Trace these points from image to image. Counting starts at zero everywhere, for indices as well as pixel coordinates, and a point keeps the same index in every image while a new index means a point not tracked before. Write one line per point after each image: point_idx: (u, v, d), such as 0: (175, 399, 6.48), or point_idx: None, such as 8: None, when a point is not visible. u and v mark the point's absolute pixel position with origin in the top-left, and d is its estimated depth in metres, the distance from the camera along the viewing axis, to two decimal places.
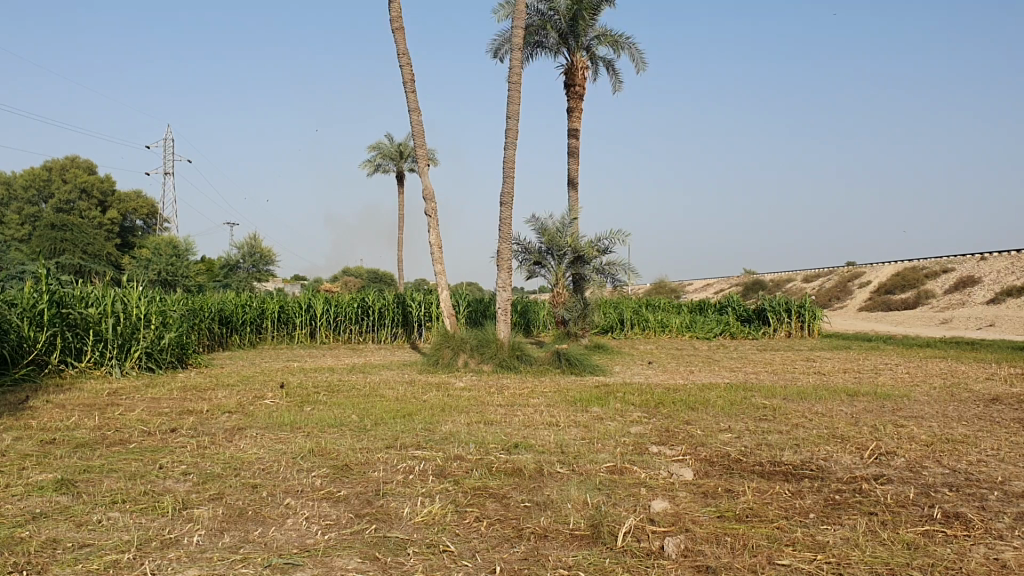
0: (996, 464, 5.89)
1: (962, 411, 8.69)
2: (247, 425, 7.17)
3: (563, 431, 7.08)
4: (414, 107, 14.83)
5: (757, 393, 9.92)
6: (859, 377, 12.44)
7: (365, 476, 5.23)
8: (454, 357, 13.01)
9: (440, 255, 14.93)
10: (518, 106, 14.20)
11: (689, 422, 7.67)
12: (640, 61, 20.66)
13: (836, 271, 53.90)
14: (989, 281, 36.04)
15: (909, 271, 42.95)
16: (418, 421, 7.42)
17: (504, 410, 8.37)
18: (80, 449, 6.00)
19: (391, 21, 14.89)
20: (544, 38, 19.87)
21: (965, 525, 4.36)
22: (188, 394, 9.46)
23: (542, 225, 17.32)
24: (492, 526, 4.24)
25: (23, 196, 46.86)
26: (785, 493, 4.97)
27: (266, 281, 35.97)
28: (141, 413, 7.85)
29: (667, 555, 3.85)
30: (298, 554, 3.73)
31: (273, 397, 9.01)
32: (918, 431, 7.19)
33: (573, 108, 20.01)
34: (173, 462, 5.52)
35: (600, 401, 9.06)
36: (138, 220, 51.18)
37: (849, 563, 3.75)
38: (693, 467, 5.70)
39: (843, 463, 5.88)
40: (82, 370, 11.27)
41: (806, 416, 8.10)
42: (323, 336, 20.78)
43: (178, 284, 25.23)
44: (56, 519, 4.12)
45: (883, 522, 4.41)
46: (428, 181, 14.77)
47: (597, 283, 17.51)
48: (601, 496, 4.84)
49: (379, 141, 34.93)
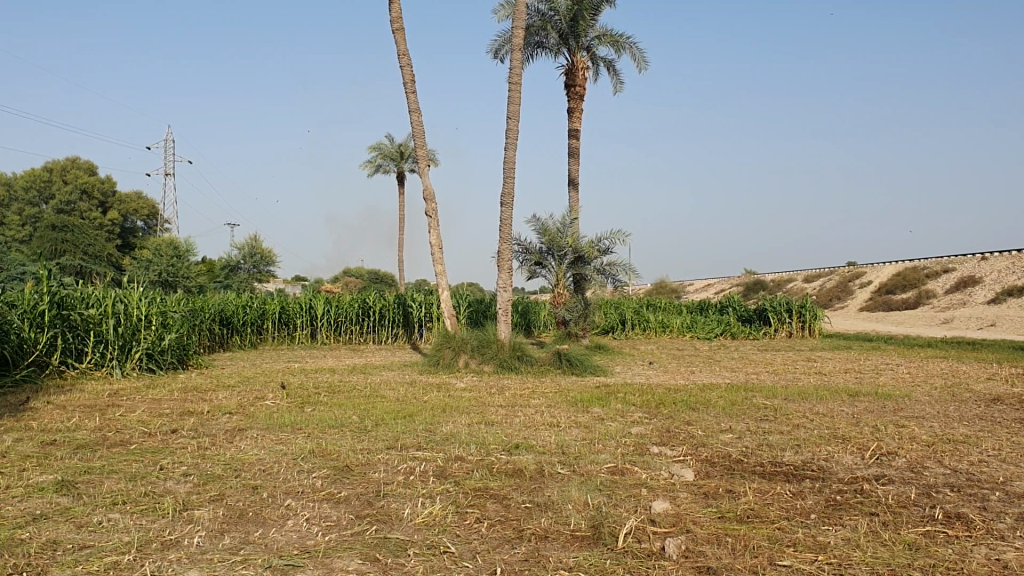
0: (997, 465, 5.89)
1: (963, 411, 8.68)
2: (248, 426, 7.18)
3: (564, 431, 7.09)
4: (415, 108, 14.83)
5: (757, 394, 9.92)
6: (860, 377, 12.44)
7: (366, 477, 5.24)
8: (454, 357, 13.01)
9: (440, 255, 14.92)
10: (518, 106, 14.20)
11: (689, 423, 7.68)
12: (641, 60, 20.67)
13: (836, 270, 53.88)
14: (990, 281, 36.01)
15: (909, 271, 42.93)
16: (419, 422, 7.44)
17: (505, 410, 8.39)
18: (80, 449, 6.00)
19: (392, 21, 14.90)
20: (544, 38, 19.90)
21: (967, 526, 4.35)
22: (189, 395, 9.47)
23: (543, 225, 17.31)
24: (493, 527, 4.24)
25: (24, 197, 46.85)
26: (786, 494, 4.96)
27: (267, 281, 36.03)
28: (141, 413, 7.86)
29: (667, 556, 3.84)
30: (299, 555, 3.73)
31: (274, 398, 9.03)
32: (919, 432, 7.19)
33: (574, 108, 20.01)
34: (174, 463, 5.54)
35: (601, 401, 9.07)
36: (139, 220, 51.25)
37: (850, 563, 3.75)
38: (694, 467, 5.70)
39: (844, 463, 5.88)
40: (82, 371, 11.28)
41: (807, 416, 8.11)
42: (323, 337, 20.79)
43: (179, 284, 25.28)
44: (57, 520, 4.13)
45: (885, 523, 4.40)
46: (429, 182, 14.77)
47: (597, 283, 17.53)
48: (601, 497, 4.84)
49: (379, 142, 34.98)
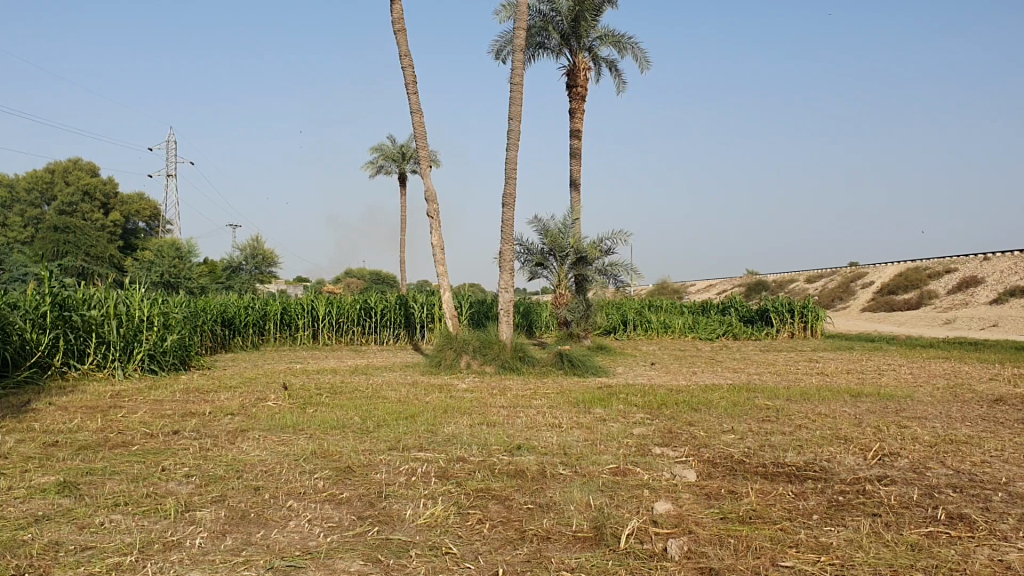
0: (1000, 465, 5.87)
1: (965, 412, 8.66)
2: (250, 428, 7.16)
3: (566, 432, 7.09)
4: (417, 109, 14.83)
5: (759, 395, 9.88)
6: (863, 377, 12.42)
7: (368, 478, 5.23)
8: (456, 358, 13.01)
9: (442, 256, 14.91)
10: (519, 106, 14.19)
11: (692, 423, 7.67)
12: (642, 60, 20.67)
13: (839, 271, 53.78)
14: (992, 281, 35.96)
15: (911, 271, 42.89)
16: (421, 423, 7.45)
17: (507, 411, 8.39)
18: (82, 451, 6.00)
19: (392, 22, 14.90)
20: (545, 39, 19.90)
21: (970, 527, 4.34)
22: (191, 396, 9.46)
23: (544, 226, 17.29)
24: (494, 528, 4.23)
25: (27, 198, 46.70)
26: (788, 495, 4.95)
27: (270, 282, 36.03)
28: (142, 415, 7.84)
29: (670, 557, 3.83)
30: (301, 556, 3.73)
31: (276, 399, 9.03)
32: (922, 432, 7.18)
33: (576, 109, 20.00)
34: (176, 464, 5.54)
35: (602, 402, 9.04)
36: (140, 221, 51.25)
37: (853, 564, 3.74)
38: (696, 468, 5.69)
39: (847, 463, 5.87)
40: (84, 372, 11.26)
41: (809, 417, 8.10)
42: (325, 337, 20.80)
43: (181, 286, 25.30)
44: (59, 522, 4.12)
45: (887, 524, 4.39)
46: (432, 183, 14.78)
47: (599, 284, 17.54)
48: (603, 498, 4.83)
49: (381, 143, 35.05)
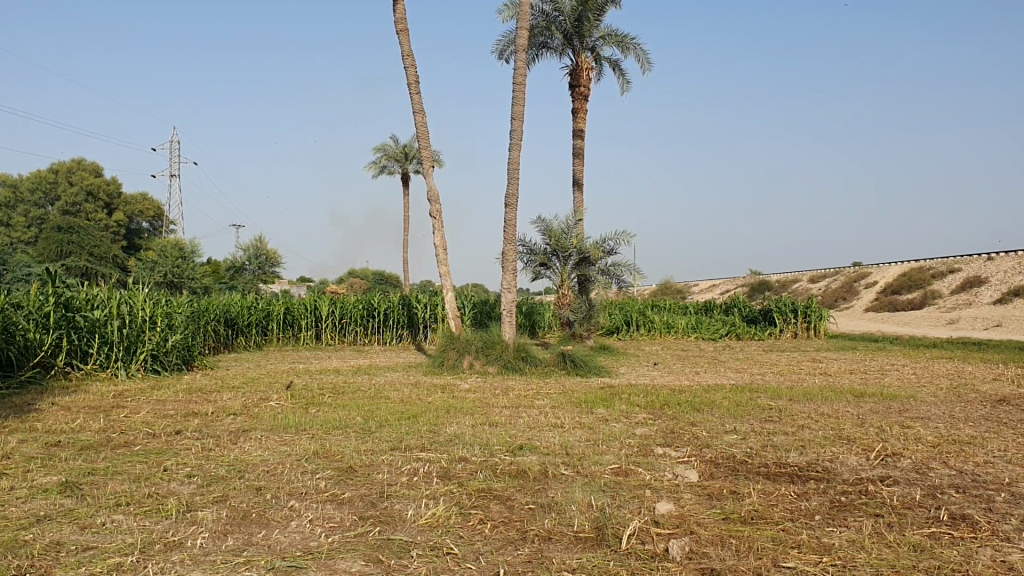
0: (1003, 466, 5.84)
1: (969, 412, 8.63)
2: (252, 427, 7.21)
3: (568, 432, 7.08)
4: (419, 108, 14.82)
5: (762, 395, 9.86)
6: (865, 377, 12.38)
7: (370, 479, 5.23)
8: (458, 359, 12.99)
9: (445, 256, 14.89)
10: (521, 105, 14.17)
11: (694, 423, 7.67)
12: (645, 61, 20.68)
13: (841, 271, 53.65)
14: (996, 281, 35.80)
15: (914, 271, 42.75)
16: (422, 423, 7.43)
17: (509, 411, 8.41)
18: (84, 450, 6.05)
19: (397, 22, 14.88)
20: (549, 39, 19.97)
21: (972, 527, 4.33)
22: (194, 397, 9.46)
23: (548, 225, 17.25)
24: (496, 528, 4.23)
25: (30, 198, 46.32)
26: (790, 495, 4.93)
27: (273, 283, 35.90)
28: (145, 415, 7.89)
29: (671, 558, 3.82)
30: (302, 557, 3.72)
31: (278, 399, 9.04)
32: (924, 432, 7.19)
33: (578, 109, 20.00)
34: (178, 465, 5.52)
35: (605, 403, 9.00)
36: (143, 222, 51.32)
37: (854, 565, 3.72)
38: (698, 469, 5.68)
39: (850, 463, 5.87)
40: (88, 372, 11.33)
41: (811, 416, 8.11)
42: (328, 338, 20.81)
43: (184, 286, 25.42)
44: (60, 522, 4.13)
45: (889, 525, 4.36)
46: (433, 183, 14.76)
47: (602, 284, 17.45)
48: (604, 499, 4.81)
49: (385, 144, 35.14)
